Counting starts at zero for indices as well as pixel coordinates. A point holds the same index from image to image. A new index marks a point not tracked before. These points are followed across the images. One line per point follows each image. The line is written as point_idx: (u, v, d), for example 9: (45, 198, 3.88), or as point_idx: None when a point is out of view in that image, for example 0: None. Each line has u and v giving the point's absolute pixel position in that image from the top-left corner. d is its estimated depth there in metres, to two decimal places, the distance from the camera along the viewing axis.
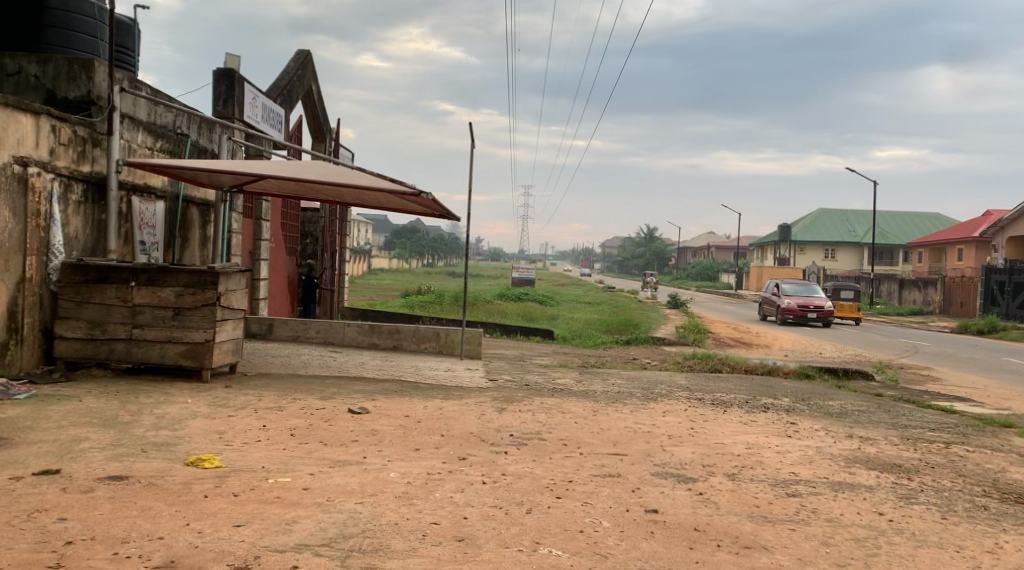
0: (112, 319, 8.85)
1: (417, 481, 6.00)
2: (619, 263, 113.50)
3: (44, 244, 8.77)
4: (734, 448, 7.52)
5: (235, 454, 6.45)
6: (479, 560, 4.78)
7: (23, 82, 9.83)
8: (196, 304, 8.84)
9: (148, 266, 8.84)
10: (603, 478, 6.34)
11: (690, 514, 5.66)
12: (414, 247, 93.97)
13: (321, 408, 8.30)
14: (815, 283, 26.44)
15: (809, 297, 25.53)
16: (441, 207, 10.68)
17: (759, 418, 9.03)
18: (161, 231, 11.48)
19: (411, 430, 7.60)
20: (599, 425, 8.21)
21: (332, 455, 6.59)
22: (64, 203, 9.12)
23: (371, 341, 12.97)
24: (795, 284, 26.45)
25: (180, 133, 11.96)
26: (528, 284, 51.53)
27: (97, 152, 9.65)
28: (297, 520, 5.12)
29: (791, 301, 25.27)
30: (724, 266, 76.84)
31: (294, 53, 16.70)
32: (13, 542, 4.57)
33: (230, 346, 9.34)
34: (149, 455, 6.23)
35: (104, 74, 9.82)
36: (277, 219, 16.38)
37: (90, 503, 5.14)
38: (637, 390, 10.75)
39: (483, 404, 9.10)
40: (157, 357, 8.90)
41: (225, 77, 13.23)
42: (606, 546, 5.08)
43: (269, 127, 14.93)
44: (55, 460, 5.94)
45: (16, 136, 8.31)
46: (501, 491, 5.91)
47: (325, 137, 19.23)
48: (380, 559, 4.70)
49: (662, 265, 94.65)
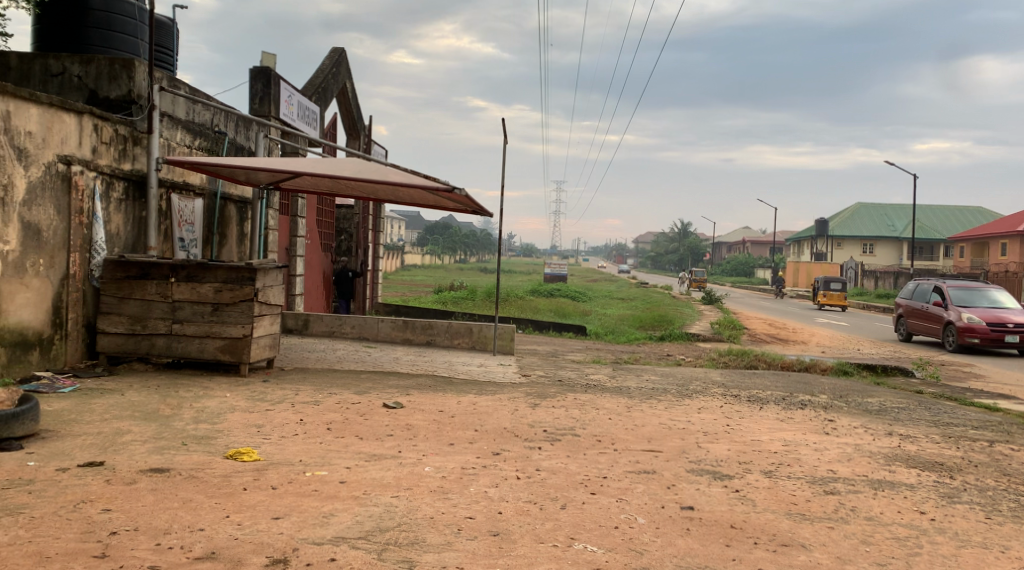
0: (153, 314, 9.01)
1: (453, 475, 6.05)
2: (652, 259, 112.67)
3: (87, 240, 8.93)
4: (771, 445, 7.47)
5: (273, 447, 6.53)
6: (514, 555, 4.80)
7: (66, 82, 10.01)
8: (234, 300, 8.96)
9: (187, 262, 8.98)
10: (637, 475, 6.33)
11: (727, 511, 5.64)
12: (447, 244, 94.07)
13: (357, 403, 8.39)
14: (989, 285, 17.79)
15: (992, 309, 16.84)
16: (474, 203, 10.68)
17: (797, 415, 8.96)
18: (199, 228, 11.66)
19: (445, 425, 7.65)
20: (633, 422, 8.19)
21: (368, 449, 6.66)
22: (106, 200, 9.29)
23: (404, 336, 13.01)
24: (964, 288, 17.73)
25: (218, 131, 12.12)
26: (561, 280, 51.25)
27: (137, 150, 9.82)
28: (334, 513, 5.18)
29: (971, 317, 16.53)
30: (760, 262, 76.02)
31: (329, 51, 16.86)
32: (60, 532, 4.68)
33: (267, 341, 9.45)
34: (190, 448, 6.34)
35: (145, 73, 9.98)
36: (313, 216, 16.54)
37: (134, 494, 5.24)
38: (672, 386, 10.71)
39: (517, 399, 9.11)
40: (197, 351, 9.05)
41: (261, 75, 13.37)
42: (642, 542, 5.08)
43: (304, 125, 15.08)
44: (99, 452, 6.07)
45: (60, 135, 8.49)
46: (535, 486, 5.94)
47: (359, 133, 19.37)
48: (417, 553, 4.74)
49: (697, 260, 93.52)
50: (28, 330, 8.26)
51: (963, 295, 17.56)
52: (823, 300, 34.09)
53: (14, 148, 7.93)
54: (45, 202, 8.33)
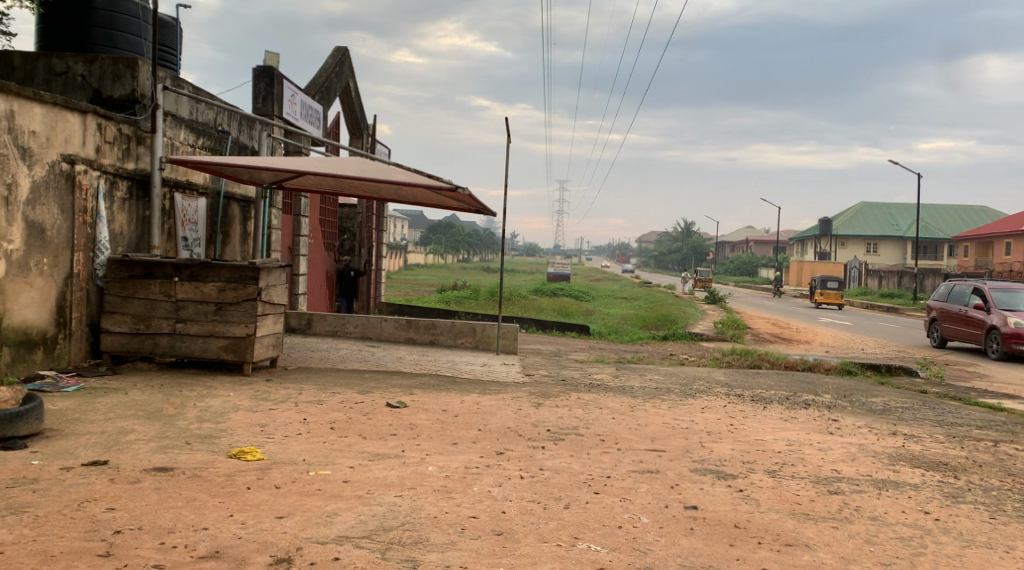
0: (157, 313, 9.02)
1: (456, 474, 6.04)
2: (655, 259, 112.50)
3: (91, 239, 8.94)
4: (775, 444, 7.46)
5: (277, 446, 6.53)
6: (518, 554, 4.80)
7: (70, 81, 10.02)
8: (238, 299, 8.97)
9: (190, 262, 8.99)
10: (641, 474, 6.33)
11: (731, 511, 5.63)
12: (450, 243, 94.11)
13: (360, 402, 8.39)
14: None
15: None
16: (478, 202, 10.66)
17: (800, 415, 8.94)
18: (203, 227, 11.68)
19: (449, 424, 7.65)
20: (637, 421, 8.19)
21: (372, 448, 6.66)
22: (110, 200, 9.30)
23: (408, 335, 13.01)
24: (1007, 291, 16.36)
25: (221, 131, 12.13)
26: (564, 279, 51.27)
27: (141, 150, 9.84)
28: (338, 512, 5.18)
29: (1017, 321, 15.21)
30: (764, 261, 75.87)
31: (332, 50, 16.87)
32: (65, 531, 4.68)
33: (270, 340, 9.45)
34: (193, 447, 6.35)
35: (148, 73, 10.00)
36: (317, 216, 16.55)
37: (138, 493, 5.25)
38: (675, 386, 10.69)
39: (520, 399, 9.10)
40: (200, 350, 9.06)
41: (265, 75, 13.37)
42: (646, 541, 5.07)
43: (308, 124, 15.08)
44: (103, 451, 6.07)
45: (64, 135, 8.50)
46: (539, 485, 5.94)
47: (362, 133, 19.38)
48: (421, 552, 4.74)
49: (700, 260, 93.34)
50: (33, 329, 8.27)
51: (1008, 297, 16.18)
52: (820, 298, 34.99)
53: (18, 147, 7.94)
54: (49, 201, 8.33)
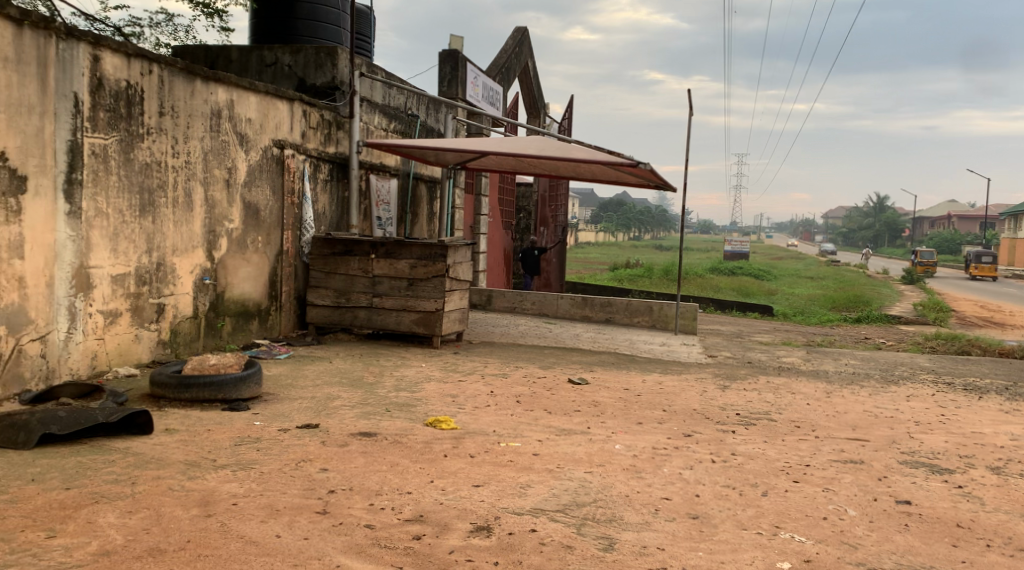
0: (355, 288, 9.56)
1: (644, 454, 6.07)
2: (843, 236, 106.57)
3: (298, 219, 9.60)
4: (995, 438, 6.97)
5: (468, 417, 6.81)
6: (716, 539, 4.78)
7: (278, 71, 10.76)
8: (428, 275, 9.37)
9: (385, 239, 9.42)
10: (843, 464, 6.10)
11: (950, 508, 5.34)
12: (623, 220, 93.89)
13: (544, 377, 8.58)
14: None
15: None
16: (659, 177, 10.52)
17: (1022, 407, 8.29)
18: (396, 208, 12.28)
19: (632, 403, 7.67)
20: (834, 408, 7.87)
21: (558, 423, 6.80)
22: (314, 181, 9.93)
23: (584, 313, 13.11)
24: None
25: (411, 114, 12.66)
26: (742, 257, 50.02)
27: (340, 134, 10.42)
28: (531, 484, 5.35)
29: None
30: (965, 239, 70.61)
31: (514, 31, 17.10)
32: (286, 487, 5.10)
33: (457, 315, 9.83)
34: (393, 414, 6.73)
35: (346, 59, 10.58)
36: (497, 195, 16.92)
37: (347, 456, 5.64)
38: (875, 372, 10.21)
39: (705, 380, 8.99)
40: (394, 324, 9.54)
41: (449, 58, 13.79)
42: (855, 535, 4.91)
43: (489, 105, 15.44)
44: (314, 415, 6.55)
45: (275, 121, 9.14)
46: (732, 470, 5.86)
47: (539, 112, 19.58)
48: (616, 530, 4.81)
49: (893, 238, 87.94)
50: (249, 301, 8.97)
51: None
52: (977, 272, 37.51)
53: (237, 134, 8.59)
54: (263, 183, 9.01)
